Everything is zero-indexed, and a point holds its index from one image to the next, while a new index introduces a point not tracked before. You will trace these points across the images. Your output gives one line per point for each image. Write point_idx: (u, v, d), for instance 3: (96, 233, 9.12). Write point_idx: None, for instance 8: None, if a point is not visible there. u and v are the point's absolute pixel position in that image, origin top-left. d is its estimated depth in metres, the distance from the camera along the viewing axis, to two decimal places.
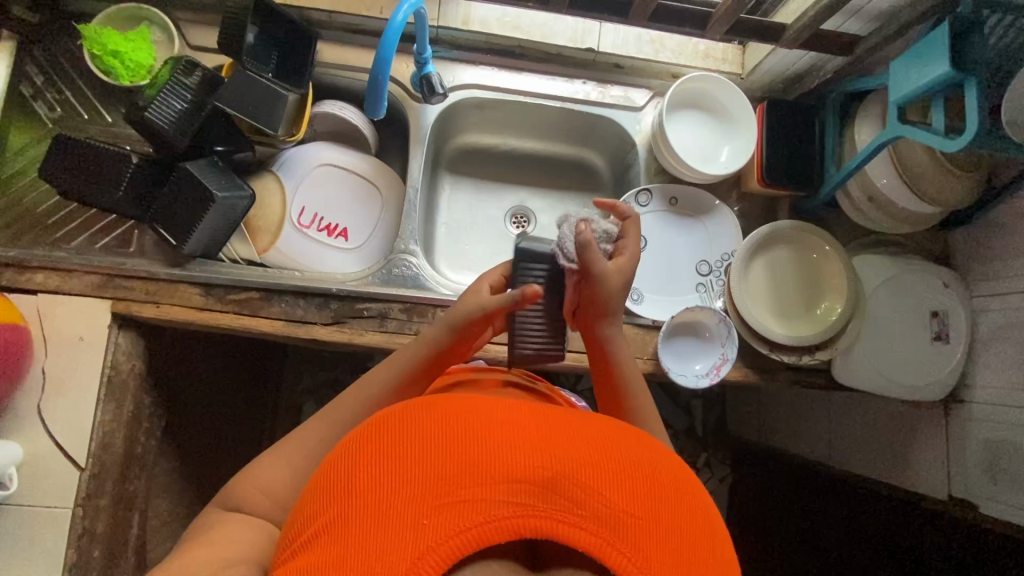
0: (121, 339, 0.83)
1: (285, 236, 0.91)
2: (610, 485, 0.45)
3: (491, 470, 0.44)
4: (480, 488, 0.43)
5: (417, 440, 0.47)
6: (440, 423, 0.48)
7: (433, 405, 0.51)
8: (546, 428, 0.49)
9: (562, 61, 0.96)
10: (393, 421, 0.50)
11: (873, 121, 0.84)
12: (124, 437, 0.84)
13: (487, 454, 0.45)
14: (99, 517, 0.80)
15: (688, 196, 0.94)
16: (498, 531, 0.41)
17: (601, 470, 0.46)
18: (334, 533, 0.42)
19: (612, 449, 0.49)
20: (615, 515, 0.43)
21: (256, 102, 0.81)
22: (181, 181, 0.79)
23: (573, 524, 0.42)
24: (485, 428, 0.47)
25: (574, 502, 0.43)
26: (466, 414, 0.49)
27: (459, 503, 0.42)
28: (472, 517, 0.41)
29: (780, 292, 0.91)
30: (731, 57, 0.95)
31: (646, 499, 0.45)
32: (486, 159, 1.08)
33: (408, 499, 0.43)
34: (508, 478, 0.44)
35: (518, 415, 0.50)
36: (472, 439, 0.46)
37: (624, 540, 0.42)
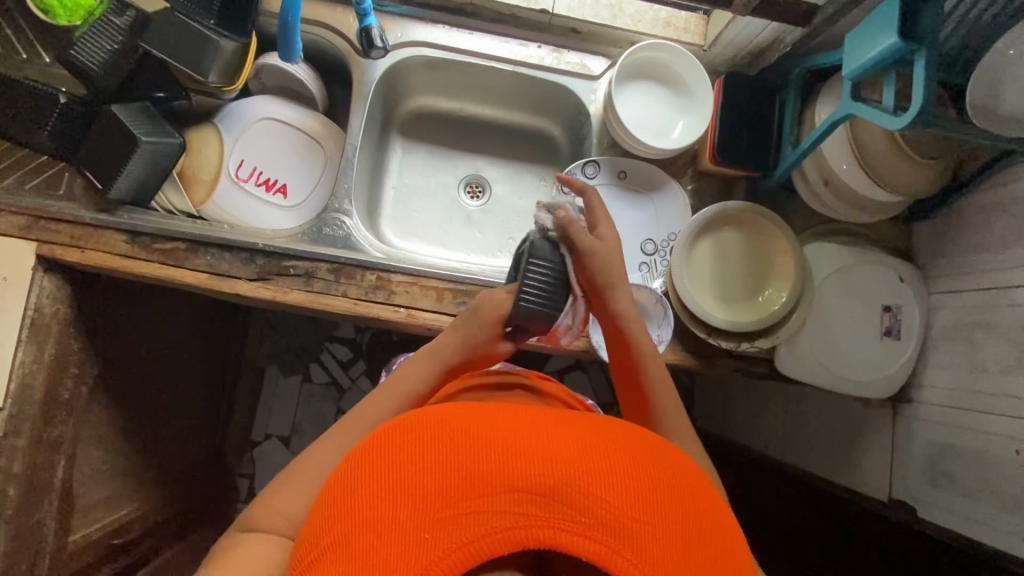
0: (46, 282, 0.83)
1: (221, 190, 0.89)
2: (615, 488, 0.44)
3: (490, 479, 0.44)
4: (482, 500, 0.43)
5: (415, 455, 0.46)
6: (436, 434, 0.47)
7: (432, 416, 0.50)
8: (543, 432, 0.48)
9: (517, 23, 0.92)
10: (391, 433, 0.49)
11: (831, 98, 0.79)
12: (46, 380, 0.84)
13: (485, 463, 0.44)
14: (16, 457, 0.81)
15: (638, 171, 0.90)
16: (502, 541, 0.41)
17: (602, 471, 0.45)
18: (337, 552, 0.42)
19: (615, 449, 0.48)
20: (617, 520, 0.42)
21: (186, 45, 0.79)
22: (106, 123, 0.78)
23: (575, 532, 0.42)
24: (485, 434, 0.47)
25: (578, 509, 0.42)
26: (462, 424, 0.48)
27: (461, 516, 0.42)
28: (474, 528, 0.41)
29: (726, 276, 0.87)
30: (694, 28, 0.91)
31: (648, 501, 0.44)
32: (442, 124, 1.05)
33: (409, 514, 0.42)
34: (509, 486, 0.43)
35: (518, 420, 0.49)
36: (469, 448, 0.45)
37: (629, 547, 0.42)
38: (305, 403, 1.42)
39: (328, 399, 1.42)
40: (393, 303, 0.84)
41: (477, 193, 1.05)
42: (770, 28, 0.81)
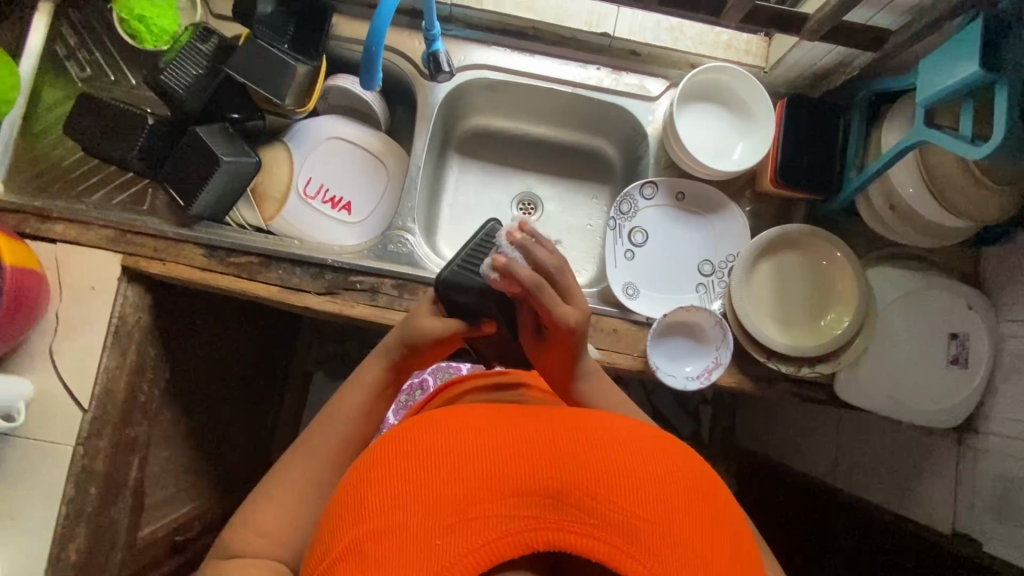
0: (130, 291, 0.87)
1: (290, 206, 0.94)
2: (617, 492, 0.46)
3: (499, 483, 0.46)
4: (491, 505, 0.45)
5: (426, 461, 0.48)
6: (447, 440, 0.50)
7: (443, 425, 0.52)
8: (548, 436, 0.50)
9: (576, 45, 0.93)
10: (400, 439, 0.51)
11: (902, 123, 0.78)
12: (126, 384, 0.88)
13: (494, 466, 0.47)
14: (98, 456, 0.85)
15: (696, 192, 0.90)
16: (514, 544, 0.44)
17: (607, 472, 0.47)
18: (354, 557, 0.44)
19: (615, 450, 0.50)
20: (623, 521, 0.45)
21: (265, 68, 0.83)
22: (191, 143, 0.82)
23: (582, 534, 0.44)
24: (494, 443, 0.49)
25: (582, 513, 0.45)
26: (469, 431, 0.50)
27: (472, 520, 0.44)
28: (485, 533, 0.44)
29: (788, 299, 0.86)
30: (755, 49, 0.91)
31: (652, 499, 0.46)
32: (498, 143, 1.07)
33: (426, 518, 0.44)
34: (514, 493, 0.46)
35: (523, 427, 0.51)
36: (478, 455, 0.48)
37: (635, 545, 0.44)
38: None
39: None
40: None
41: (529, 210, 1.06)
42: (836, 51, 0.81)
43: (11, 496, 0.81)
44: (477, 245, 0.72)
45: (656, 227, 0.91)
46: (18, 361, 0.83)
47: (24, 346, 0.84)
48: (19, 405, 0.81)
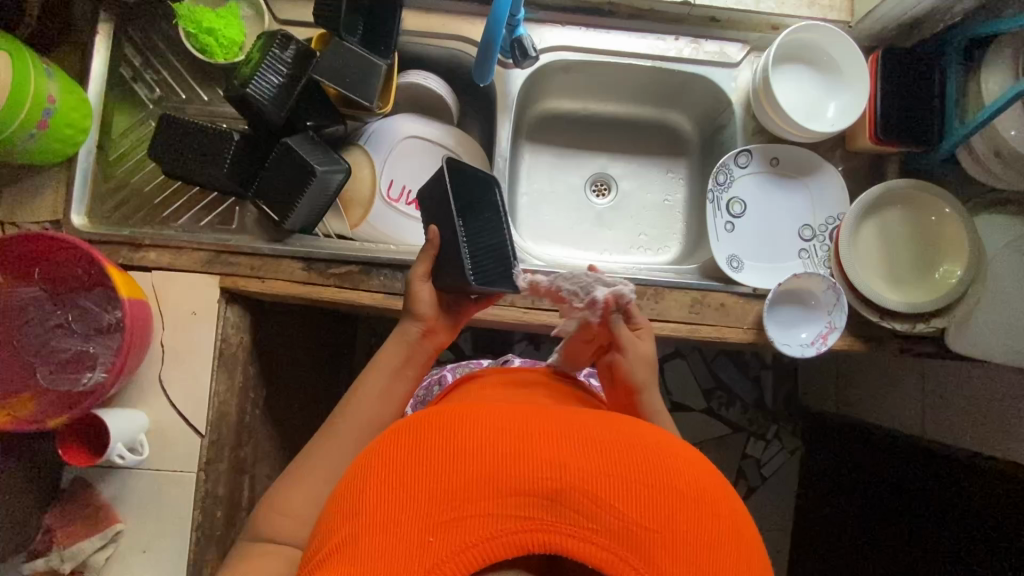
0: (230, 313, 0.85)
1: (376, 211, 0.91)
2: (623, 496, 0.45)
3: (498, 481, 0.45)
4: (485, 503, 0.44)
5: (425, 459, 0.47)
6: (448, 437, 0.48)
7: (445, 415, 0.51)
8: (553, 435, 0.48)
9: (654, 17, 0.91)
10: (405, 433, 0.50)
11: (1003, 67, 0.77)
12: (236, 406, 0.87)
13: (494, 465, 0.46)
14: (219, 480, 0.84)
15: (791, 156, 0.89)
16: (508, 546, 0.43)
17: (612, 474, 0.46)
18: (347, 551, 0.44)
19: (625, 452, 0.48)
20: (625, 527, 0.43)
21: (354, 72, 0.82)
22: (284, 156, 0.81)
23: (580, 539, 0.43)
24: (499, 438, 0.47)
25: (583, 515, 0.43)
26: (470, 422, 0.49)
27: (465, 519, 0.43)
28: (478, 532, 0.43)
29: (894, 257, 0.86)
30: (838, 4, 0.89)
31: (657, 506, 0.45)
32: (566, 126, 1.05)
33: (421, 514, 0.44)
34: (513, 492, 0.44)
35: (526, 420, 0.50)
36: (477, 455, 0.46)
37: (635, 553, 0.43)
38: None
39: None
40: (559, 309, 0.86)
41: (604, 191, 1.05)
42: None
43: (142, 528, 0.81)
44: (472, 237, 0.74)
45: (752, 196, 0.90)
46: (131, 394, 0.82)
47: (135, 378, 0.82)
48: (140, 437, 0.80)
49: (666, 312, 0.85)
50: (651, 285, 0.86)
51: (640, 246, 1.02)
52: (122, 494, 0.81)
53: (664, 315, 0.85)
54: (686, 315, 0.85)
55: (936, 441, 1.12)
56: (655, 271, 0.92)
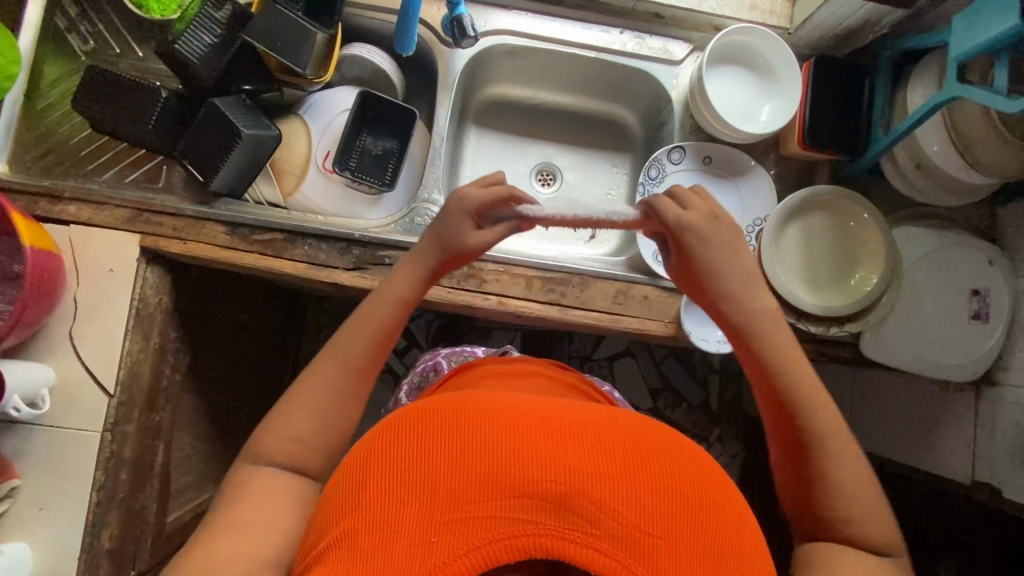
0: (150, 273, 0.84)
1: (309, 180, 0.91)
2: (631, 501, 0.40)
3: (500, 479, 0.40)
4: (488, 504, 0.40)
5: (425, 451, 0.43)
6: (448, 427, 0.44)
7: (448, 405, 0.46)
8: (560, 430, 0.44)
9: (600, 9, 0.91)
10: (403, 421, 0.46)
11: (928, 82, 0.79)
12: (150, 368, 0.85)
13: (498, 461, 0.41)
14: (126, 442, 0.82)
15: (724, 156, 0.90)
16: (508, 550, 0.38)
17: (618, 475, 0.41)
18: (342, 550, 0.40)
19: (635, 455, 0.43)
20: (630, 533, 0.39)
21: (285, 37, 0.81)
22: (209, 117, 0.80)
23: (586, 546, 0.38)
24: (505, 430, 0.43)
25: (588, 520, 0.39)
26: (475, 413, 0.45)
27: (466, 521, 0.39)
28: (480, 536, 0.38)
29: (815, 261, 0.88)
30: (779, 10, 0.91)
31: (664, 511, 0.40)
32: (515, 113, 1.05)
33: (418, 513, 0.39)
34: (517, 492, 0.40)
35: (535, 414, 0.45)
36: (479, 449, 0.42)
37: (641, 563, 0.38)
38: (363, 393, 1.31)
39: (381, 390, 1.32)
40: (485, 291, 0.85)
41: (548, 180, 1.04)
42: (865, 9, 0.80)
43: (38, 486, 0.78)
44: (383, 154, 0.93)
45: None
46: (39, 348, 0.80)
47: (43, 333, 0.80)
48: (43, 392, 0.78)
49: (590, 301, 0.86)
50: (577, 274, 0.86)
51: (580, 238, 1.03)
52: (22, 448, 0.79)
53: (587, 305, 0.86)
54: (609, 306, 0.86)
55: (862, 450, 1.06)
56: (587, 261, 0.93)
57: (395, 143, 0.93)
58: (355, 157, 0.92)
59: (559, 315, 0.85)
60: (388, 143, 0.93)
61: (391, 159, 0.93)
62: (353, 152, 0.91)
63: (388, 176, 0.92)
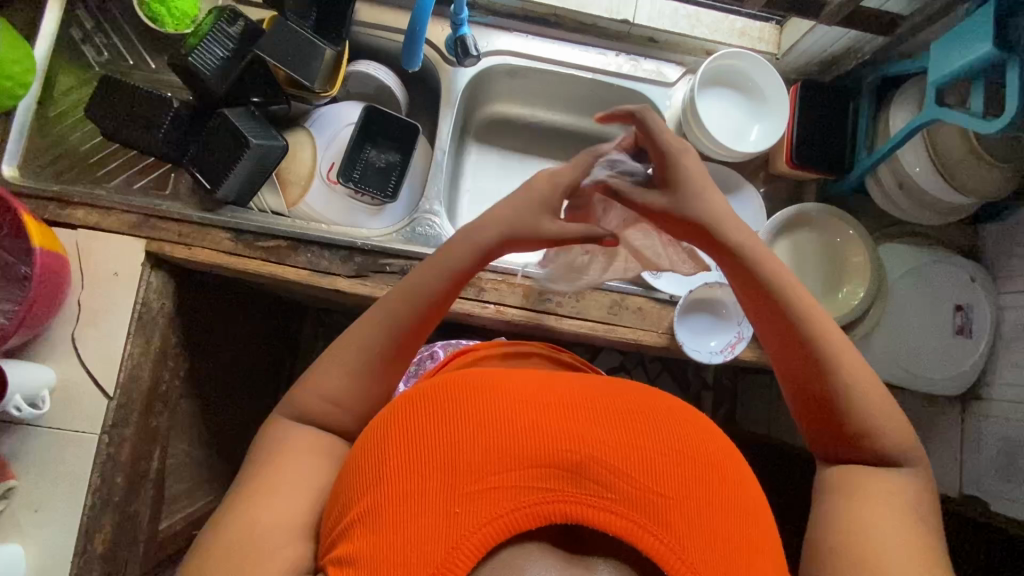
0: (154, 278, 0.85)
1: (313, 190, 0.93)
2: (641, 466, 0.42)
3: (515, 450, 0.42)
4: (506, 474, 0.41)
5: (442, 428, 0.44)
6: (462, 405, 0.45)
7: (458, 383, 0.48)
8: (571, 406, 0.45)
9: (597, 32, 0.96)
10: (417, 400, 0.47)
11: (909, 106, 0.83)
12: (150, 372, 0.86)
13: (512, 433, 0.43)
14: (123, 445, 0.82)
15: (715, 174, 0.94)
16: (530, 517, 0.40)
17: (628, 444, 0.43)
18: (369, 524, 0.41)
19: (641, 424, 0.45)
20: (643, 496, 0.40)
21: (295, 52, 0.84)
22: (220, 127, 0.82)
23: (602, 509, 0.40)
24: (516, 404, 0.45)
25: (603, 485, 0.41)
26: (486, 390, 0.46)
27: (487, 491, 0.40)
28: (502, 504, 0.40)
29: (803, 275, 0.91)
30: (768, 37, 0.95)
31: (674, 474, 0.42)
32: (513, 130, 1.07)
33: (441, 486, 0.41)
34: (532, 461, 0.41)
35: (544, 389, 0.47)
36: (495, 424, 0.43)
37: (656, 523, 0.40)
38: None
39: None
40: (483, 299, 0.87)
41: None
42: (849, 36, 0.86)
43: (32, 488, 0.78)
44: (388, 167, 0.96)
45: None
46: (41, 349, 0.81)
47: (46, 334, 0.81)
48: (43, 393, 0.78)
49: (585, 311, 0.88)
50: (573, 284, 0.88)
51: None
52: (18, 449, 0.79)
53: (582, 314, 0.88)
54: (604, 316, 0.88)
55: None
56: (583, 273, 0.95)
57: (399, 157, 0.95)
58: (359, 169, 0.94)
59: (555, 323, 0.87)
60: (392, 156, 0.96)
61: (394, 171, 0.95)
62: (358, 164, 0.94)
63: (390, 188, 0.95)
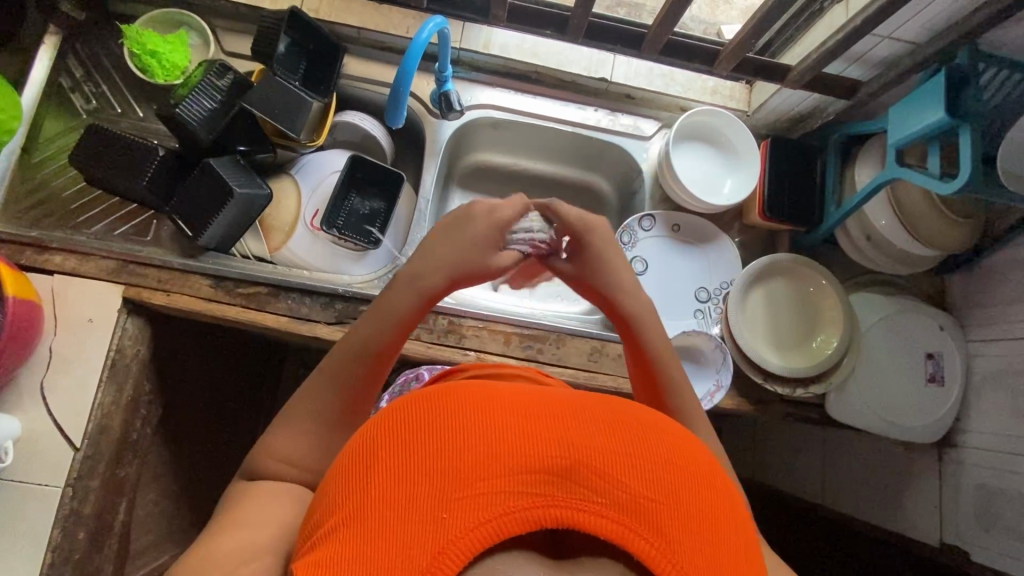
0: (129, 324, 0.84)
1: (297, 236, 0.94)
2: (636, 469, 0.39)
3: (505, 454, 0.39)
4: (497, 479, 0.38)
5: (431, 429, 0.40)
6: (451, 408, 0.42)
7: (446, 388, 0.45)
8: (562, 413, 0.43)
9: (576, 89, 1.00)
10: (404, 404, 0.44)
11: (871, 163, 0.87)
12: (121, 421, 0.84)
13: (503, 437, 0.40)
14: (88, 499, 0.79)
15: (690, 225, 0.97)
16: (520, 522, 0.37)
17: (623, 452, 0.40)
18: (348, 531, 0.37)
19: (635, 430, 0.42)
20: (637, 501, 0.38)
21: (283, 106, 0.86)
22: (204, 175, 0.83)
23: (596, 514, 0.37)
24: (508, 409, 0.42)
25: (597, 489, 0.38)
26: (476, 394, 0.43)
27: (475, 497, 0.37)
28: (492, 509, 0.37)
29: (778, 323, 0.93)
30: (738, 95, 1.00)
31: (667, 479, 0.40)
32: (497, 178, 1.10)
33: (427, 490, 0.37)
34: (523, 465, 0.38)
35: (534, 396, 0.45)
36: (485, 428, 0.40)
37: (650, 528, 0.37)
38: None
39: None
40: (463, 346, 0.87)
41: None
42: (812, 99, 0.90)
43: None
44: (371, 213, 0.97)
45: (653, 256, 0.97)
46: (7, 399, 0.78)
47: (13, 383, 0.79)
48: (6, 445, 0.76)
49: (566, 358, 0.88)
50: (554, 331, 0.89)
51: (557, 295, 1.06)
52: None
53: (562, 361, 0.88)
54: (585, 363, 0.89)
55: (834, 511, 1.05)
56: (565, 319, 0.96)
57: (383, 203, 0.97)
58: (342, 216, 0.95)
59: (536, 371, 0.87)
60: (376, 203, 0.97)
61: (378, 219, 0.97)
62: (341, 212, 0.95)
63: (373, 235, 0.96)
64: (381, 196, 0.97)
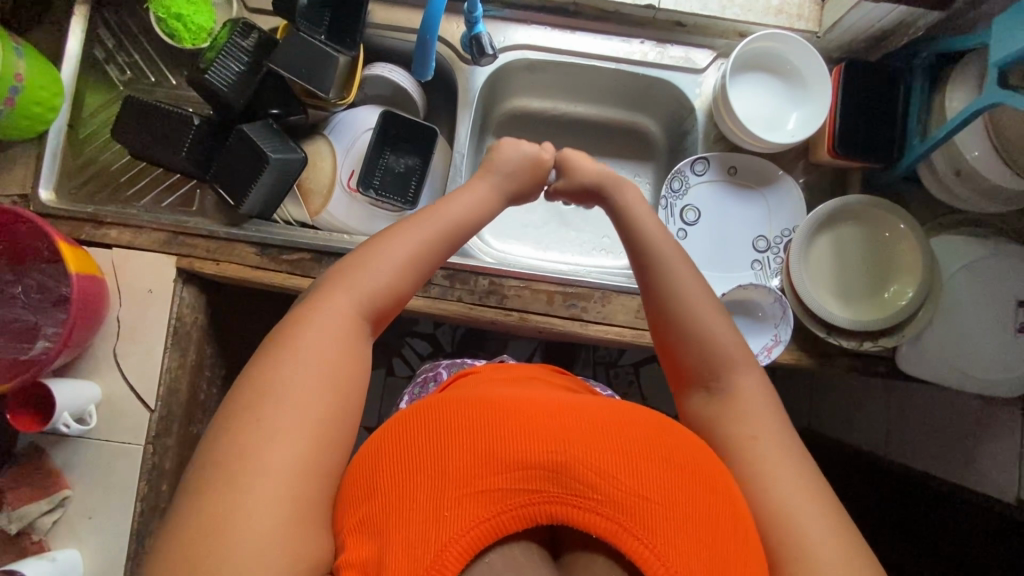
0: (186, 293, 0.87)
1: (335, 199, 0.93)
2: (625, 465, 0.44)
3: (503, 455, 0.43)
4: (496, 478, 0.42)
5: (433, 435, 0.45)
6: (451, 416, 0.46)
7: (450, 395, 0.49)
8: (557, 413, 0.47)
9: (619, 19, 0.90)
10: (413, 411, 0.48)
11: (967, 85, 0.75)
12: (187, 384, 0.89)
13: (500, 441, 0.44)
14: (165, 454, 0.86)
15: (748, 166, 0.89)
16: (516, 520, 0.42)
17: (616, 453, 0.44)
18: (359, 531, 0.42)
19: (623, 428, 0.46)
20: (627, 497, 0.42)
21: (309, 63, 0.83)
22: (240, 143, 0.83)
23: (589, 510, 0.42)
24: (505, 413, 0.46)
25: (590, 487, 0.42)
26: (476, 401, 0.47)
27: (476, 496, 0.42)
28: (490, 507, 0.42)
29: (845, 273, 0.86)
30: (807, 14, 0.89)
31: (657, 476, 0.44)
32: (536, 125, 1.03)
33: (432, 490, 0.42)
34: (521, 465, 0.43)
35: (532, 399, 0.48)
36: (486, 431, 0.45)
37: (639, 523, 0.41)
38: (390, 398, 1.28)
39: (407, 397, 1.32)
40: (506, 306, 0.85)
41: None
42: (897, 12, 0.78)
43: (85, 497, 0.82)
44: (408, 170, 0.93)
45: (707, 203, 0.90)
46: (86, 365, 0.84)
47: (91, 352, 0.84)
48: (89, 407, 0.82)
49: (612, 316, 0.86)
50: (598, 289, 0.86)
51: (602, 248, 1.01)
52: (72, 460, 0.83)
53: (608, 319, 0.85)
54: (632, 321, 0.85)
55: (898, 462, 1.00)
56: (610, 274, 0.93)
57: (419, 160, 0.93)
58: (379, 175, 0.92)
59: (580, 329, 0.85)
60: (412, 160, 0.93)
61: (414, 176, 0.93)
62: (377, 170, 0.92)
63: (410, 194, 0.92)
64: (416, 151, 0.93)
